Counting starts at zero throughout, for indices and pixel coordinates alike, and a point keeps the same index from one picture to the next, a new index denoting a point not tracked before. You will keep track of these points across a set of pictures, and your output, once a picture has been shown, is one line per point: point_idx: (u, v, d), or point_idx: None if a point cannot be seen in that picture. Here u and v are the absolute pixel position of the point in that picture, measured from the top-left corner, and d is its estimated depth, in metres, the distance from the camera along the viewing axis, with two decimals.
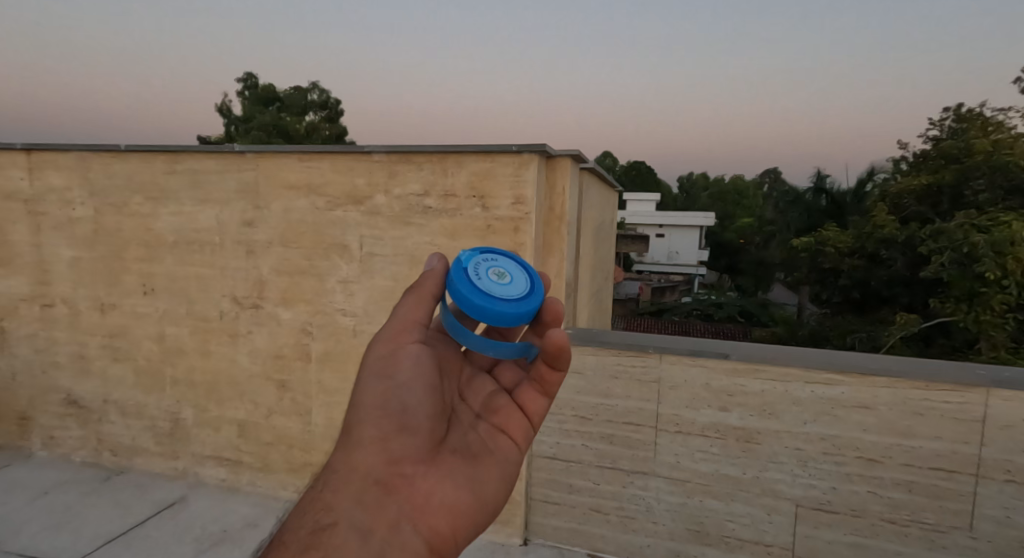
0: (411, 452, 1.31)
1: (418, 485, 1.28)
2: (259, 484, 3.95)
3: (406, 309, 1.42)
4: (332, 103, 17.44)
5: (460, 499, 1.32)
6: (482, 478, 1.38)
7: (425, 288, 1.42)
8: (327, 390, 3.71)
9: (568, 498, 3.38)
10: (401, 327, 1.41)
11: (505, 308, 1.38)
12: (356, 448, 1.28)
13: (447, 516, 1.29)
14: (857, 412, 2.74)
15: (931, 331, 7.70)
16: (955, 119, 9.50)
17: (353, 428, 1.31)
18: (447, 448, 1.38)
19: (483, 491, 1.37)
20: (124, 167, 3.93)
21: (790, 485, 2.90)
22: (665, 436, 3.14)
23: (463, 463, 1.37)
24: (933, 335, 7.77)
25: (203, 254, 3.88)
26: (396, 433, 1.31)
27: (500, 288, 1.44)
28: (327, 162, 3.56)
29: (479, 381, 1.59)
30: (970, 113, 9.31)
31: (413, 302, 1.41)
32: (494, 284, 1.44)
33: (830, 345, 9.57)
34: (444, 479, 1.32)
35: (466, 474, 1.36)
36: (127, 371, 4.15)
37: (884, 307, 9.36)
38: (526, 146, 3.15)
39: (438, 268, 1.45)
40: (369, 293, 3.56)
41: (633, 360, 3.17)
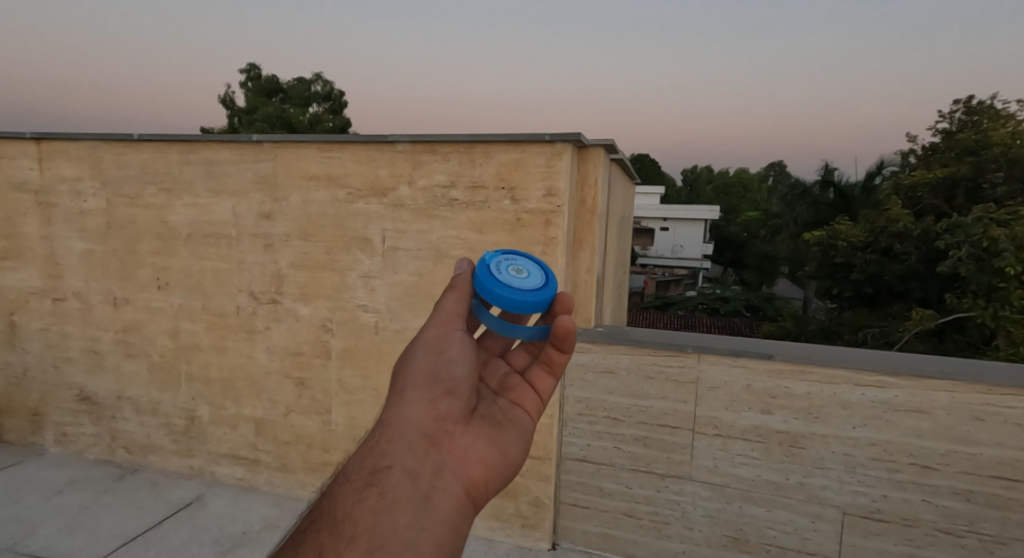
0: (454, 411, 1.29)
1: (459, 439, 1.27)
2: (277, 483, 3.85)
3: (449, 300, 1.39)
4: (338, 95, 17.38)
5: (493, 456, 1.31)
6: (512, 440, 1.37)
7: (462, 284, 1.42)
8: (348, 389, 3.60)
9: (599, 501, 3.27)
10: (448, 312, 1.39)
11: (515, 296, 1.43)
12: (404, 404, 1.26)
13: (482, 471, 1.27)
14: (911, 417, 2.63)
15: (946, 326, 7.64)
16: (966, 111, 9.32)
17: (401, 388, 1.29)
18: (481, 413, 1.36)
19: (513, 453, 1.36)
20: (137, 157, 3.80)
21: (837, 492, 2.80)
22: (703, 439, 3.03)
23: (494, 426, 1.36)
24: (948, 331, 7.70)
25: (219, 248, 3.75)
26: (440, 393, 1.29)
27: (518, 281, 1.49)
28: (348, 152, 3.43)
29: (495, 365, 1.57)
30: (981, 105, 9.14)
31: (455, 294, 1.40)
32: (512, 278, 1.50)
33: (843, 340, 9.47)
34: (480, 439, 1.31)
35: (498, 436, 1.35)
36: (141, 367, 4.04)
37: (896, 302, 9.27)
38: (560, 135, 3.00)
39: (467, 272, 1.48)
40: (391, 288, 3.44)
41: (669, 360, 3.05)
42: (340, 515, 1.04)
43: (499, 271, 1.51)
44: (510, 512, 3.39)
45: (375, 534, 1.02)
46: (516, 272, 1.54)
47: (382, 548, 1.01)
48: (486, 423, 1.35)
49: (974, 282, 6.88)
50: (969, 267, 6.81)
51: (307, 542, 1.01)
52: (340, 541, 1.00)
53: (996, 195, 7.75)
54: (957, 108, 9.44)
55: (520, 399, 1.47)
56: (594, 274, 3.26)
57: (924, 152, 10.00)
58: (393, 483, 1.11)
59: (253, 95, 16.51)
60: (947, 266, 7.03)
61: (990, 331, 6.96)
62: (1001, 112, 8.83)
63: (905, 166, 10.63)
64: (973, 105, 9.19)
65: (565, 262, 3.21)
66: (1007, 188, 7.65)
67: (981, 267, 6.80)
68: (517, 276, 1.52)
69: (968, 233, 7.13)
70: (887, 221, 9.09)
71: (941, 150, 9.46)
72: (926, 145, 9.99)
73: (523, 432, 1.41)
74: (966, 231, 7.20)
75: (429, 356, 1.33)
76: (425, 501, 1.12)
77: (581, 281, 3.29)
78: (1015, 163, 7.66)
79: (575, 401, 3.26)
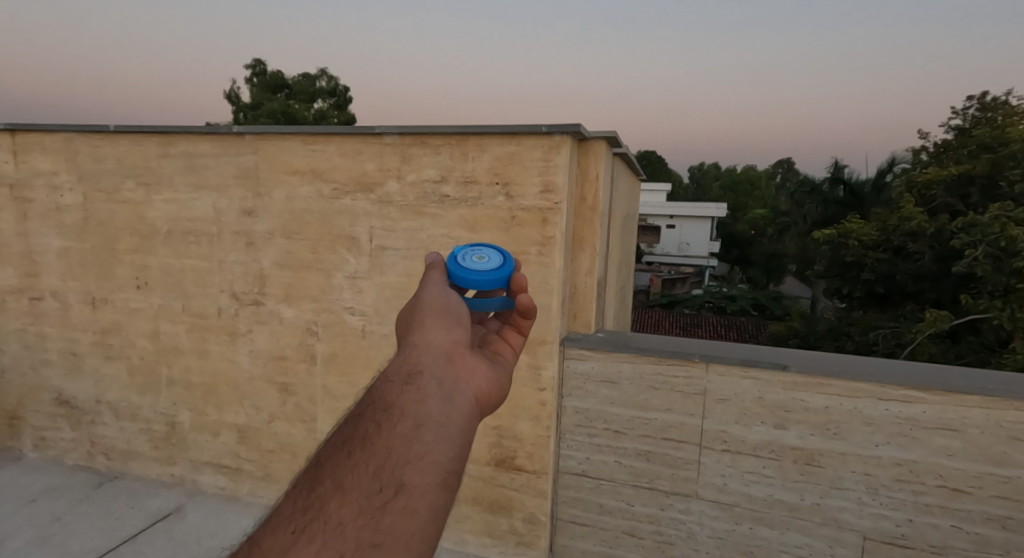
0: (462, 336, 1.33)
1: (471, 356, 1.32)
2: (260, 494, 3.66)
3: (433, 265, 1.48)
4: (342, 90, 17.12)
5: (500, 376, 1.34)
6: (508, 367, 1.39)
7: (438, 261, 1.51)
8: (334, 396, 3.40)
9: (599, 519, 3.06)
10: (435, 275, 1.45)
11: (484, 276, 1.49)
12: (423, 325, 1.31)
13: (491, 386, 1.31)
14: (941, 436, 2.41)
15: (961, 328, 7.37)
16: (979, 107, 8.96)
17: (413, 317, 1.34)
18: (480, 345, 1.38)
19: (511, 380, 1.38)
20: (114, 149, 3.61)
21: (857, 515, 2.58)
22: (711, 455, 2.82)
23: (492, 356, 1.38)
24: (962, 332, 7.44)
25: (200, 246, 3.56)
26: (452, 322, 1.34)
27: (486, 263, 1.55)
28: (333, 145, 3.21)
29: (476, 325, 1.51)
30: (995, 101, 8.79)
31: (434, 266, 1.49)
32: (481, 262, 1.55)
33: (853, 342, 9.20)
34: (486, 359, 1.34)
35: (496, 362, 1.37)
36: (121, 370, 3.86)
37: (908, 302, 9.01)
38: (558, 126, 2.78)
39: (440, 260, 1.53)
40: (379, 290, 3.23)
41: (675, 370, 2.83)
42: (388, 401, 1.12)
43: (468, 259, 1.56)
44: (504, 528, 3.19)
45: (416, 415, 1.09)
46: (480, 259, 1.57)
47: (424, 427, 1.08)
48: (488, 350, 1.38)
49: (991, 282, 6.61)
50: (986, 268, 6.53)
51: (362, 423, 1.09)
52: (392, 419, 1.08)
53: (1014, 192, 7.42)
54: (971, 104, 9.10)
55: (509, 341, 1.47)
56: (594, 276, 3.06)
57: (936, 149, 9.67)
58: (426, 378, 1.18)
59: (258, 92, 16.18)
60: (961, 266, 6.72)
61: (1007, 333, 6.70)
62: (1016, 108, 8.50)
63: (917, 164, 10.31)
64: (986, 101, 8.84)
65: (564, 264, 2.99)
66: None
67: (999, 267, 6.53)
68: (482, 260, 1.57)
69: (984, 232, 6.80)
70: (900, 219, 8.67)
71: (954, 147, 9.15)
72: (938, 142, 9.67)
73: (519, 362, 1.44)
74: (982, 229, 6.87)
75: (436, 294, 1.40)
76: (453, 395, 1.18)
77: (581, 284, 3.11)
78: None
79: (574, 411, 3.05)
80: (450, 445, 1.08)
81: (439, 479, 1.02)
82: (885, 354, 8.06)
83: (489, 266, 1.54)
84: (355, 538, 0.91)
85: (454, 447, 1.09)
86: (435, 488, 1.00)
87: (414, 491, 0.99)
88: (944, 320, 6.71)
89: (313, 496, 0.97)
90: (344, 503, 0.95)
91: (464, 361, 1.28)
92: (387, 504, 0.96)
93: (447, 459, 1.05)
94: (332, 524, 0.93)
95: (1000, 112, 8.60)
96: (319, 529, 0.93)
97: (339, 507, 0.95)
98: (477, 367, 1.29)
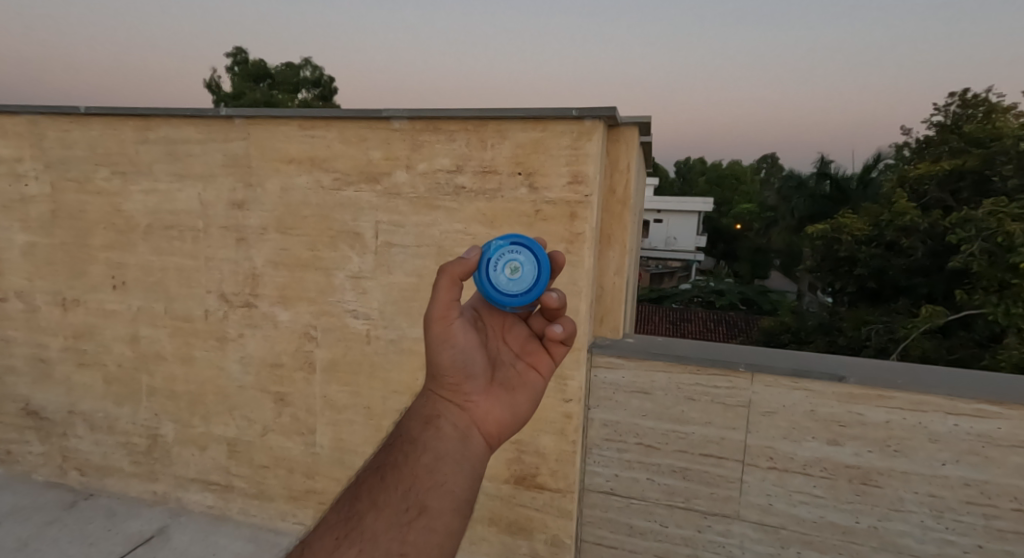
0: (479, 372, 1.21)
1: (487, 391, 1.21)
2: (252, 513, 3.35)
3: (441, 291, 1.16)
4: (326, 81, 16.47)
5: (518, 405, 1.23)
6: (531, 392, 1.26)
7: (456, 278, 1.15)
8: (334, 407, 3.09)
9: (629, 541, 2.81)
10: (438, 309, 1.17)
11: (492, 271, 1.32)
12: (434, 361, 1.19)
13: (510, 417, 1.22)
14: (1017, 454, 2.24)
15: (952, 324, 6.67)
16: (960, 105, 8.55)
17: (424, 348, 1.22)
18: (497, 375, 1.25)
19: (531, 405, 1.26)
20: (85, 134, 3.25)
21: (919, 539, 2.40)
22: (755, 473, 2.59)
23: (510, 385, 1.25)
24: (953, 328, 6.74)
25: (184, 242, 3.22)
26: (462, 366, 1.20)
27: (510, 284, 1.32)
28: (334, 130, 2.89)
29: (514, 326, 1.33)
30: (974, 100, 8.39)
31: (444, 289, 1.15)
32: (502, 279, 1.31)
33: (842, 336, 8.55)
34: (505, 390, 1.23)
35: (517, 389, 1.25)
36: (95, 378, 3.51)
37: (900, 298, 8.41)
38: (590, 110, 2.49)
39: (475, 261, 1.18)
40: (386, 291, 2.93)
41: (717, 380, 2.60)
42: (412, 435, 1.11)
43: (509, 251, 1.33)
44: (524, 551, 2.93)
45: (434, 451, 1.08)
46: (513, 269, 1.33)
47: (441, 461, 1.07)
48: (509, 377, 1.26)
49: (985, 277, 6.03)
50: (980, 263, 5.97)
51: (391, 454, 1.08)
52: (417, 450, 1.08)
53: (1006, 187, 6.90)
54: (951, 100, 8.67)
55: (538, 361, 1.30)
56: (623, 275, 2.79)
57: (917, 145, 9.25)
58: (443, 421, 1.14)
59: (239, 80, 15.41)
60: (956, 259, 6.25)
61: (1001, 329, 6.06)
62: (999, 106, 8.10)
63: (900, 159, 9.86)
64: (967, 98, 8.44)
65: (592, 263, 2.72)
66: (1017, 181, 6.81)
67: (994, 263, 5.98)
68: (517, 275, 1.33)
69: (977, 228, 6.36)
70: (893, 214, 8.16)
71: (934, 144, 8.74)
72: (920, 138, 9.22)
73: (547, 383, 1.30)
74: (976, 225, 6.31)
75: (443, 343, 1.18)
76: (467, 434, 1.14)
77: (608, 284, 2.83)
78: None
79: (601, 424, 2.79)
80: (467, 479, 1.08)
81: (459, 505, 1.03)
82: (878, 350, 7.37)
83: (503, 295, 1.31)
84: (385, 550, 0.93)
85: (470, 480, 1.08)
86: (454, 514, 1.01)
87: (435, 515, 1.00)
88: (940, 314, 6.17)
89: (353, 509, 0.99)
90: (378, 517, 0.97)
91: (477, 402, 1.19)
92: (413, 522, 0.97)
93: (465, 489, 1.05)
94: (368, 535, 0.94)
95: (984, 108, 8.17)
96: (356, 539, 0.94)
97: (372, 523, 0.96)
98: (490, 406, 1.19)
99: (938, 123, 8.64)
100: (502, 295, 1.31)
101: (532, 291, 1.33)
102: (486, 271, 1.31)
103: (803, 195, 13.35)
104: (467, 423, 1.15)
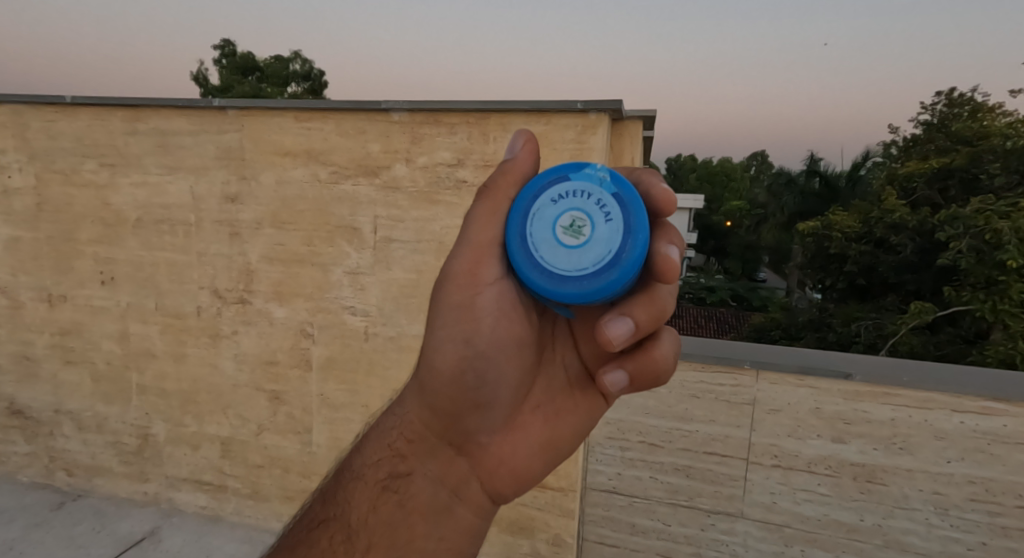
0: (499, 405, 1.08)
1: (494, 437, 1.10)
2: (247, 514, 3.28)
3: (477, 227, 0.98)
4: (316, 74, 16.29)
5: (550, 444, 1.11)
6: (574, 423, 1.13)
7: (501, 190, 0.97)
8: (331, 405, 3.03)
9: (631, 540, 2.77)
10: (466, 270, 1.00)
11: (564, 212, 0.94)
12: (435, 394, 1.07)
13: (535, 462, 1.11)
14: (1021, 451, 2.24)
15: (937, 320, 6.51)
16: (947, 104, 8.57)
17: (427, 359, 1.07)
18: (533, 396, 1.12)
19: (566, 444, 1.13)
20: (71, 124, 3.15)
21: (923, 537, 2.40)
22: (759, 471, 2.57)
23: (547, 415, 1.12)
24: (939, 323, 6.54)
25: (175, 237, 3.14)
26: (472, 402, 1.06)
27: (551, 239, 0.93)
28: (332, 122, 2.82)
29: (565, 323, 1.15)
30: (961, 98, 8.41)
31: (481, 220, 0.98)
32: (549, 225, 0.94)
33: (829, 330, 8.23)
34: (543, 418, 1.12)
35: (560, 415, 1.12)
36: (83, 376, 3.42)
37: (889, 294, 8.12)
38: (595, 103, 2.45)
39: (522, 160, 0.99)
40: (385, 288, 2.87)
41: (722, 377, 2.58)
42: (355, 522, 1.03)
43: (598, 209, 0.92)
44: (526, 551, 2.92)
45: (392, 544, 1.01)
46: (573, 222, 0.93)
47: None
48: (546, 401, 1.13)
49: (972, 274, 6.00)
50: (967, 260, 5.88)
51: (319, 547, 1.01)
52: (358, 546, 1.00)
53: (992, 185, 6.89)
54: (938, 99, 8.69)
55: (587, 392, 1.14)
56: None
57: (904, 144, 9.23)
58: (415, 483, 1.06)
59: (227, 73, 15.14)
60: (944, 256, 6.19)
61: (987, 324, 5.97)
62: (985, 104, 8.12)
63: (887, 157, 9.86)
64: (954, 97, 8.46)
65: None
66: (1003, 179, 6.81)
67: (981, 260, 5.92)
68: (564, 233, 0.93)
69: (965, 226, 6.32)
70: (882, 212, 8.19)
71: (921, 142, 8.76)
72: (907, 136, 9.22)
73: (600, 405, 1.16)
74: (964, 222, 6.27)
75: (449, 359, 1.04)
76: (443, 504, 1.07)
77: None
78: (1012, 154, 6.87)
79: (604, 423, 2.75)
80: None
81: None
82: (867, 346, 7.17)
83: (526, 244, 0.95)
84: None
85: None
86: None
87: None
88: (927, 309, 6.05)
89: None
90: None
91: (476, 453, 1.09)
92: None
93: None
94: None
95: (969, 107, 8.18)
96: None
97: None
98: (491, 457, 1.09)
99: (924, 122, 8.67)
100: (526, 244, 0.95)
101: (559, 276, 0.93)
102: (550, 193, 0.94)
103: (792, 192, 13.42)
104: (451, 484, 1.08)
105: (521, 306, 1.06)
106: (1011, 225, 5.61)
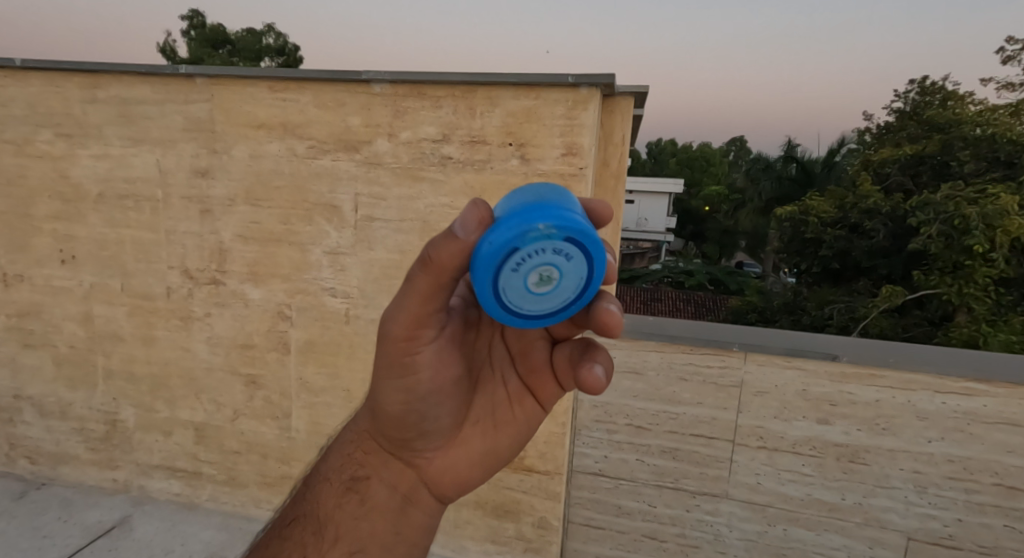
0: (441, 426, 1.04)
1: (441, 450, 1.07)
2: (222, 500, 3.19)
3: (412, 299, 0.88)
4: (290, 48, 15.75)
5: (497, 449, 1.08)
6: (519, 432, 1.09)
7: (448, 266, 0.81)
8: (310, 389, 2.94)
9: (617, 522, 2.77)
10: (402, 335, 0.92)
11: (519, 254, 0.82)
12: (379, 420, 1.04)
13: (483, 468, 1.09)
14: (1000, 431, 2.27)
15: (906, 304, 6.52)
16: (920, 92, 8.69)
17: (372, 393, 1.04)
18: (474, 409, 1.08)
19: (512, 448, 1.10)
20: (25, 92, 2.95)
21: (902, 515, 2.43)
22: (745, 452, 2.57)
23: (494, 420, 1.09)
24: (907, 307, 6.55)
25: (141, 214, 2.98)
26: (413, 427, 1.03)
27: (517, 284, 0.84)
28: (309, 94, 2.68)
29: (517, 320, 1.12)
30: (934, 86, 8.53)
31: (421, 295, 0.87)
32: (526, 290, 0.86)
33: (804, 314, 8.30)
34: (487, 426, 1.08)
35: (500, 428, 1.08)
36: (45, 360, 3.26)
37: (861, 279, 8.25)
38: (586, 77, 2.36)
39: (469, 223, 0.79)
40: (366, 268, 2.77)
41: (709, 359, 2.56)
42: (321, 518, 1.07)
43: (553, 250, 0.82)
44: (511, 534, 2.89)
45: (353, 539, 1.05)
46: (544, 277, 0.84)
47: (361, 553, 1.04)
48: (488, 412, 1.09)
49: (941, 259, 6.09)
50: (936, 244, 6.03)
51: (289, 542, 1.06)
52: (325, 544, 1.04)
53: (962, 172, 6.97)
54: (912, 87, 8.78)
55: (540, 388, 1.09)
56: None
57: (878, 130, 9.32)
58: (371, 490, 1.08)
59: (196, 45, 14.54)
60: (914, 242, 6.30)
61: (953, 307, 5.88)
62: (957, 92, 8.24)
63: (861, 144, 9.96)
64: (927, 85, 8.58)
65: None
66: (972, 166, 6.91)
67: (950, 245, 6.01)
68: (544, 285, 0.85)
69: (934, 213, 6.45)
70: (857, 197, 8.28)
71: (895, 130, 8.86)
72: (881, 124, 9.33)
73: (541, 414, 1.12)
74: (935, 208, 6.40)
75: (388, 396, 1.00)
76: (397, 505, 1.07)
77: None
78: (981, 141, 6.99)
79: (591, 406, 2.73)
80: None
81: None
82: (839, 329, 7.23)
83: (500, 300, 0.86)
84: None
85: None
86: None
87: None
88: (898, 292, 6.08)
89: None
90: None
91: (424, 465, 1.07)
92: None
93: None
94: None
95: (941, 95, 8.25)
96: None
97: None
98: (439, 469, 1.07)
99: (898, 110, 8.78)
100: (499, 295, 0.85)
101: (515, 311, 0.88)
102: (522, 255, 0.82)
103: (770, 177, 13.53)
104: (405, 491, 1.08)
105: (458, 330, 1.04)
106: (979, 211, 5.73)
